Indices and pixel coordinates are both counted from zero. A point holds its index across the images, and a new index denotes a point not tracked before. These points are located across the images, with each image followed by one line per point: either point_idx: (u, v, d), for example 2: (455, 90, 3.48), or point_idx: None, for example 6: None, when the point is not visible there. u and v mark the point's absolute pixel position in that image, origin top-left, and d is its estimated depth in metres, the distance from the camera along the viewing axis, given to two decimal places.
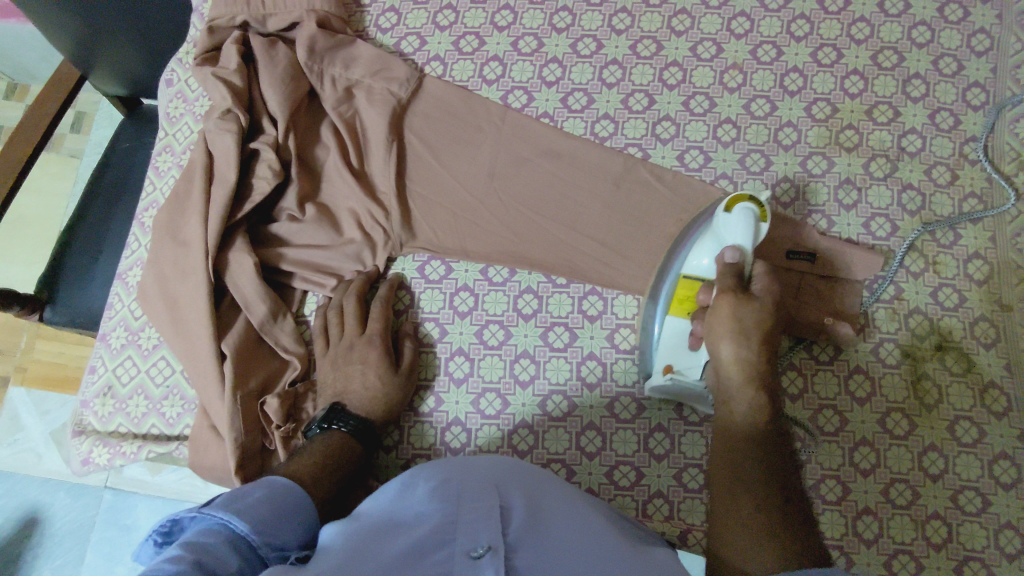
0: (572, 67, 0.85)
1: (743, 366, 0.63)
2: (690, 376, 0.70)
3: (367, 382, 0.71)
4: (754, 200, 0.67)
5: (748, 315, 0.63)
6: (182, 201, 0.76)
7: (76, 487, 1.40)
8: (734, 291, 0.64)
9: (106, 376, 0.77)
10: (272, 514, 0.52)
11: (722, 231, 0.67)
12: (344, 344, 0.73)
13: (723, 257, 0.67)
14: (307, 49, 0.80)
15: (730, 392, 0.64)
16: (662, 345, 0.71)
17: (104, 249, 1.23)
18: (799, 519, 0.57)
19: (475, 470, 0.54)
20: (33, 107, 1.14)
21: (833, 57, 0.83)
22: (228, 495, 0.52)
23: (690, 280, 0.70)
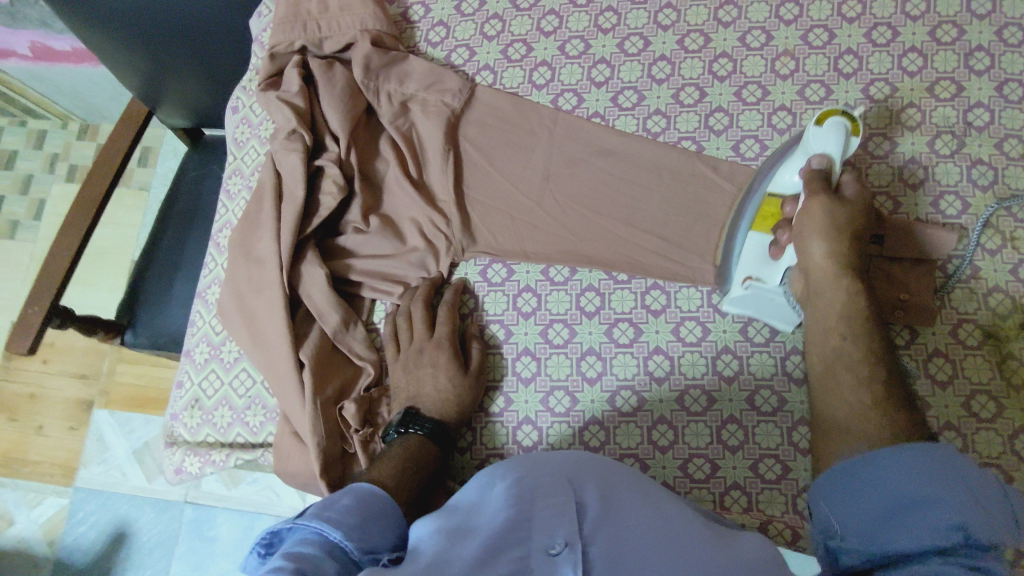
0: (620, 66, 0.85)
1: (835, 258, 0.67)
2: (770, 284, 0.72)
3: (439, 384, 0.73)
4: (844, 114, 0.66)
5: (840, 213, 0.67)
6: (254, 220, 0.80)
7: (161, 502, 1.48)
8: (825, 190, 0.67)
9: (192, 390, 0.81)
10: (362, 520, 0.53)
11: (809, 145, 0.67)
12: (415, 349, 0.75)
13: (809, 165, 0.68)
14: (363, 67, 0.83)
15: (824, 294, 0.68)
16: (742, 260, 0.73)
17: (178, 273, 1.30)
18: (909, 414, 0.61)
19: (544, 465, 0.54)
20: (110, 143, 1.21)
21: (889, 35, 0.82)
22: (317, 504, 0.54)
23: (774, 194, 0.72)
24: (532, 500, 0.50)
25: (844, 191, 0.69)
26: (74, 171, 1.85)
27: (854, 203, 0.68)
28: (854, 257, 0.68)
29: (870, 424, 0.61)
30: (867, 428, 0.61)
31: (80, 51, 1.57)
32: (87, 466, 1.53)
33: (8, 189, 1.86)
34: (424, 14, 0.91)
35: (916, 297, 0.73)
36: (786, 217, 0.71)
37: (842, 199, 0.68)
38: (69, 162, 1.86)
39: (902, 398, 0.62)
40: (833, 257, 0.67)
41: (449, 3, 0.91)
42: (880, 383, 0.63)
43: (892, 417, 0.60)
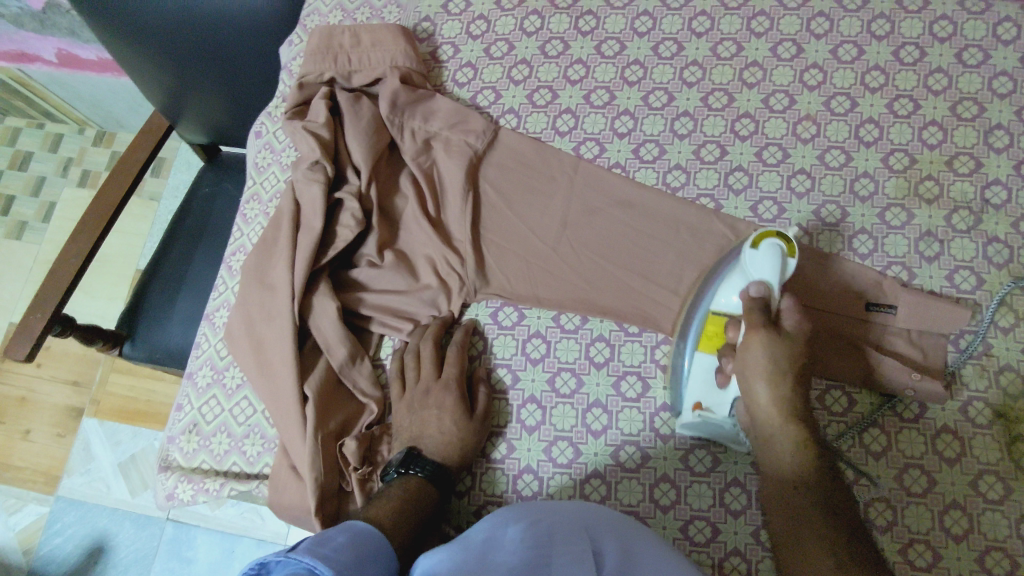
0: (643, 119, 0.86)
1: (779, 402, 0.66)
2: (719, 412, 0.71)
3: (442, 426, 0.72)
4: (780, 236, 0.69)
5: (781, 350, 0.66)
6: (270, 246, 0.80)
7: (141, 518, 1.45)
8: (764, 326, 0.67)
9: (191, 414, 0.80)
10: (356, 561, 0.50)
11: (747, 268, 0.70)
12: (421, 389, 0.75)
13: (748, 292, 0.69)
14: (389, 103, 0.84)
15: (772, 434, 0.66)
16: (690, 382, 0.72)
17: (182, 288, 1.30)
18: (842, 495, 0.64)
19: (562, 515, 0.56)
20: (127, 154, 1.22)
21: (910, 108, 0.83)
22: (310, 540, 0.50)
23: (718, 315, 0.72)
24: (550, 540, 0.50)
25: (784, 322, 0.68)
26: (87, 176, 1.86)
27: (797, 339, 0.67)
28: (802, 395, 0.67)
29: (812, 542, 0.62)
30: (807, 522, 0.63)
31: (105, 61, 1.58)
32: (69, 476, 1.51)
33: (20, 189, 1.86)
34: (453, 54, 0.93)
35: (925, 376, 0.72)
36: (730, 342, 0.71)
37: (784, 336, 0.67)
38: (83, 168, 1.87)
39: (843, 520, 0.62)
40: (780, 403, 0.66)
41: (478, 45, 0.92)
42: (829, 521, 0.62)
43: (855, 555, 0.59)
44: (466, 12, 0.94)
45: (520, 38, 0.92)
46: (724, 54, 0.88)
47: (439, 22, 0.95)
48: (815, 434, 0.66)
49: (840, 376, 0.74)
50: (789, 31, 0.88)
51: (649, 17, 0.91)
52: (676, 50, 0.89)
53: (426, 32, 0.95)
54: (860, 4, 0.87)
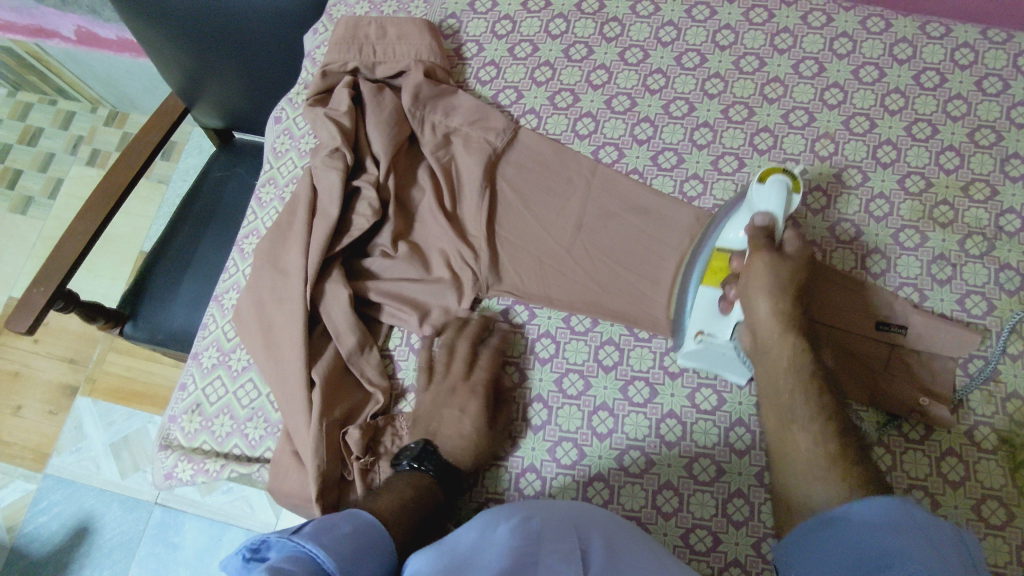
0: (663, 127, 0.87)
1: (781, 317, 0.67)
2: (720, 337, 0.72)
3: (462, 425, 0.71)
4: (786, 172, 0.68)
5: (783, 271, 0.67)
6: (285, 231, 0.80)
7: (130, 500, 1.44)
8: (768, 247, 0.67)
9: (195, 394, 0.80)
10: (357, 551, 0.51)
11: (753, 202, 0.69)
12: (445, 386, 0.74)
13: (753, 223, 0.69)
14: (412, 96, 0.84)
15: (771, 349, 0.68)
16: (693, 313, 0.74)
17: (188, 271, 1.29)
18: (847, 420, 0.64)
19: (550, 510, 0.55)
20: (141, 133, 1.22)
21: (928, 132, 0.83)
22: (316, 524, 0.52)
23: (724, 248, 0.73)
24: (538, 537, 0.50)
25: (786, 248, 0.69)
26: (96, 155, 1.86)
27: (796, 262, 0.68)
28: (801, 313, 0.68)
29: (807, 449, 0.63)
30: (804, 427, 0.64)
31: (124, 41, 1.59)
32: (60, 454, 1.49)
33: (29, 165, 1.86)
34: (476, 52, 0.93)
35: (932, 401, 0.72)
36: (732, 272, 0.71)
37: (785, 257, 0.68)
38: (92, 147, 1.86)
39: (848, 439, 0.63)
40: (782, 316, 0.67)
41: (503, 44, 0.93)
42: (834, 437, 0.62)
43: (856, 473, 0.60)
44: (492, 11, 0.95)
45: (544, 40, 0.93)
46: (746, 68, 0.88)
47: (464, 20, 0.95)
48: (817, 357, 0.67)
49: (847, 394, 0.74)
50: (812, 49, 0.88)
51: (674, 28, 0.91)
52: (698, 61, 0.89)
53: (451, 29, 0.95)
54: (884, 27, 0.88)
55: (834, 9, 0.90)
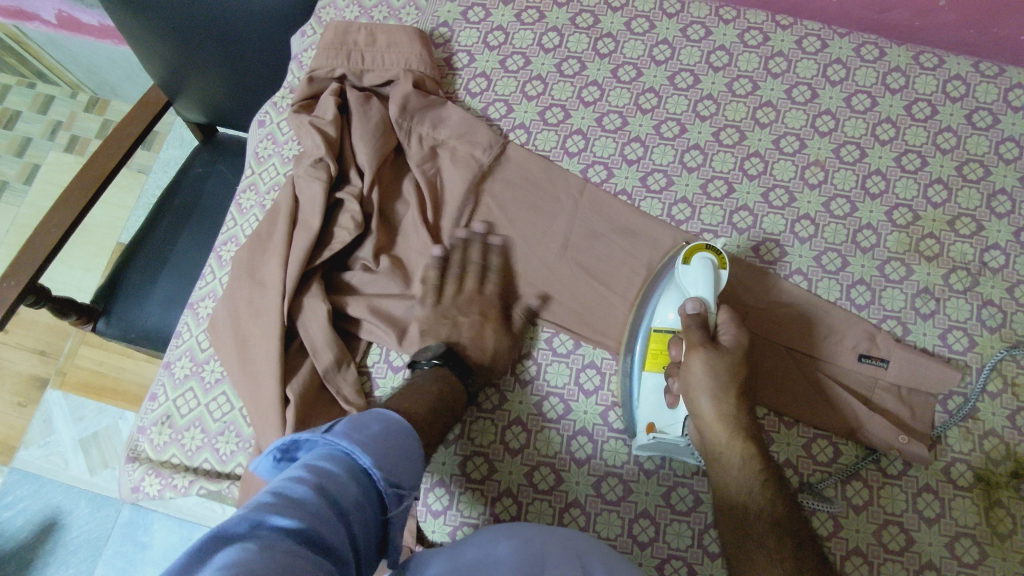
0: (653, 148, 0.86)
1: (727, 419, 0.65)
2: (672, 432, 0.71)
3: (479, 329, 0.76)
4: (710, 249, 0.72)
5: (722, 368, 0.65)
6: (264, 241, 0.78)
7: (98, 498, 1.41)
8: (703, 344, 0.66)
9: (165, 405, 0.78)
10: (397, 453, 0.51)
11: (685, 285, 0.72)
12: (465, 299, 0.78)
13: (686, 308, 0.70)
14: (400, 106, 0.83)
15: (721, 454, 0.65)
16: (641, 403, 0.72)
17: (164, 268, 1.26)
18: (804, 525, 0.60)
19: (551, 535, 0.55)
20: (120, 126, 1.19)
21: (917, 163, 0.83)
22: (351, 423, 0.51)
23: (661, 331, 0.73)
24: (541, 559, 0.51)
25: (723, 338, 0.68)
26: (74, 143, 1.80)
27: (735, 353, 0.67)
28: (746, 410, 0.66)
29: (762, 559, 0.58)
30: (758, 540, 0.59)
31: (106, 27, 1.55)
32: (27, 449, 1.46)
33: (3, 148, 1.78)
34: (468, 62, 0.91)
35: (912, 439, 0.72)
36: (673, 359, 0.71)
37: (723, 351, 0.66)
38: (70, 134, 1.80)
39: (805, 546, 0.58)
40: (727, 420, 0.65)
41: (495, 56, 0.91)
42: (790, 550, 0.58)
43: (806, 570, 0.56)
44: (485, 21, 0.93)
45: (537, 53, 0.91)
46: (739, 91, 0.88)
47: (457, 28, 0.93)
48: (766, 453, 0.65)
49: (826, 425, 0.74)
50: (805, 75, 0.88)
51: (668, 46, 0.90)
52: (692, 82, 0.88)
53: (443, 38, 0.93)
54: (877, 56, 0.88)
55: (829, 35, 0.90)
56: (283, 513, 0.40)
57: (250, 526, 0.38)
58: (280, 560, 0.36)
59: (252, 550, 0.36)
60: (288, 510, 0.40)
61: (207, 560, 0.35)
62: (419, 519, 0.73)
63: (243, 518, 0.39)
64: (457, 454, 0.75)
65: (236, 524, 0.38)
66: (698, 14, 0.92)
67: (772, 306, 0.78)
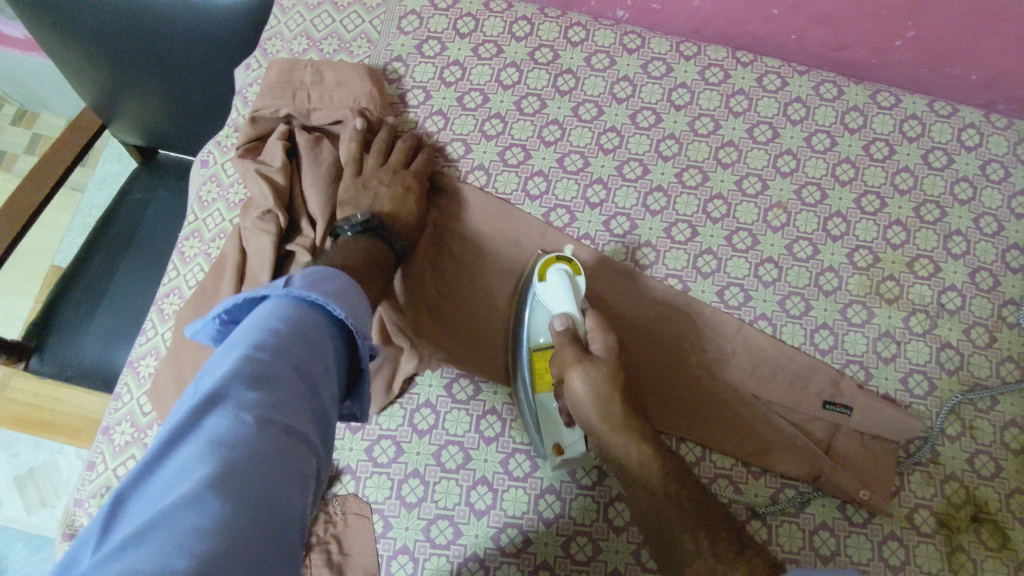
0: (616, 190, 0.84)
1: (615, 422, 0.67)
2: (575, 446, 0.72)
3: (397, 195, 0.76)
4: (562, 261, 0.75)
5: (598, 378, 0.67)
6: (210, 298, 0.74)
7: (36, 539, 1.35)
8: (577, 358, 0.68)
9: (104, 475, 0.73)
10: (354, 308, 0.54)
11: (546, 302, 0.73)
12: (385, 171, 0.78)
13: (554, 326, 0.71)
14: (350, 149, 0.79)
15: (620, 456, 0.67)
16: (540, 428, 0.72)
17: (103, 302, 1.19)
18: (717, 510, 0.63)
19: None
20: (50, 153, 1.10)
21: (876, 205, 0.84)
22: (305, 281, 0.53)
23: (540, 350, 0.74)
24: None
25: (592, 346, 0.70)
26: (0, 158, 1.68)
27: (606, 358, 0.69)
28: (630, 408, 0.68)
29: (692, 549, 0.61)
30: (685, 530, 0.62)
31: (31, 41, 1.48)
32: None
33: None
34: (423, 99, 0.88)
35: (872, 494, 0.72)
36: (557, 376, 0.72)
37: (596, 359, 0.68)
38: None
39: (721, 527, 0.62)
40: (616, 426, 0.67)
41: (451, 92, 0.88)
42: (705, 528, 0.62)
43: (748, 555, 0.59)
44: (440, 56, 0.90)
45: (495, 90, 0.88)
46: (701, 130, 0.87)
47: (411, 63, 0.90)
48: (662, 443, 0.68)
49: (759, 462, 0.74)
50: (767, 113, 0.87)
51: (629, 83, 0.89)
52: (653, 120, 0.87)
53: (397, 73, 0.89)
54: (836, 95, 0.88)
55: (789, 73, 0.89)
56: (267, 372, 0.43)
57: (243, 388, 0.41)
58: (269, 427, 0.41)
59: (244, 421, 0.40)
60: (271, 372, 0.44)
61: (201, 429, 0.39)
62: None
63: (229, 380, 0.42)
64: (421, 519, 0.72)
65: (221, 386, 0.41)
66: (660, 49, 0.90)
67: (714, 343, 0.78)
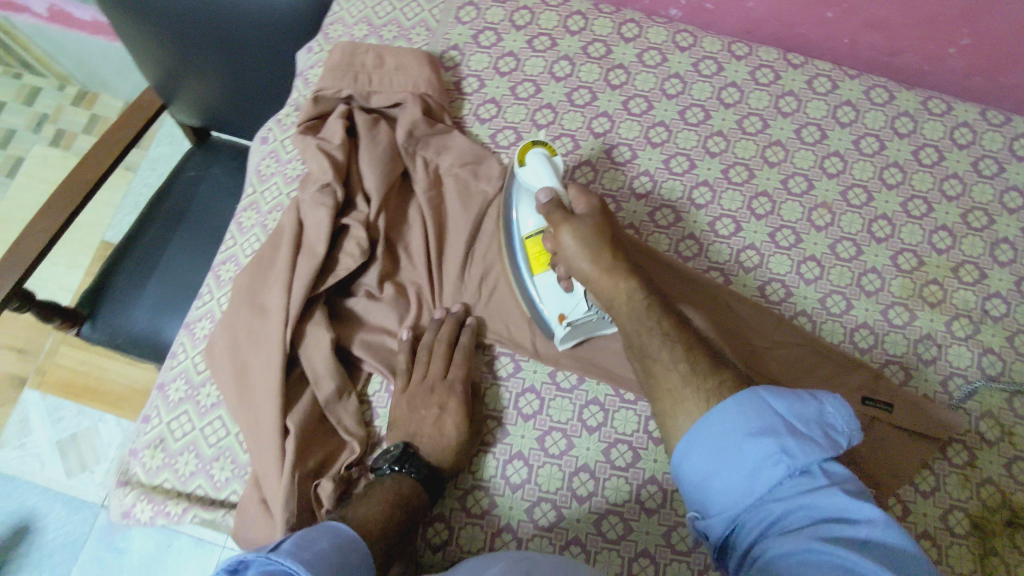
0: (662, 182, 0.86)
1: (608, 271, 0.67)
2: (580, 310, 0.75)
3: (441, 425, 0.71)
4: (540, 145, 0.77)
5: (583, 231, 0.69)
6: (267, 266, 0.77)
7: (75, 501, 1.38)
8: (564, 219, 0.70)
9: (158, 428, 0.76)
10: (338, 568, 0.52)
11: (529, 185, 0.76)
12: (427, 389, 0.74)
13: (539, 201, 0.73)
14: (407, 132, 0.82)
15: (614, 304, 0.67)
16: (544, 302, 0.76)
17: (155, 273, 1.23)
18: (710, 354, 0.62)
19: (540, 559, 0.58)
20: (112, 131, 1.15)
21: (923, 209, 0.84)
22: (293, 542, 0.51)
23: (534, 235, 0.76)
24: None
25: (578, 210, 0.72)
26: (60, 136, 1.75)
27: (591, 217, 0.70)
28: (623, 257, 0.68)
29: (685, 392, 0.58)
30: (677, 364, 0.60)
31: (99, 23, 1.54)
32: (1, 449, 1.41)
33: None
34: (477, 87, 0.91)
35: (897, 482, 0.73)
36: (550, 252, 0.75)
37: (583, 218, 0.70)
38: (56, 127, 1.75)
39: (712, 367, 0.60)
40: (605, 268, 0.67)
41: (505, 82, 0.91)
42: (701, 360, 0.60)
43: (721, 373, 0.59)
44: (496, 46, 0.93)
45: (548, 81, 0.90)
46: (749, 128, 0.88)
47: (467, 52, 0.93)
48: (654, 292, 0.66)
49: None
50: (816, 115, 0.88)
51: (679, 80, 0.90)
52: (702, 117, 0.88)
53: (453, 61, 0.92)
54: (886, 99, 0.88)
55: (840, 76, 0.90)
56: None
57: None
58: None
59: None
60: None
61: None
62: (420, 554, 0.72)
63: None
64: (458, 489, 0.74)
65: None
66: (711, 48, 0.92)
67: (756, 332, 0.78)
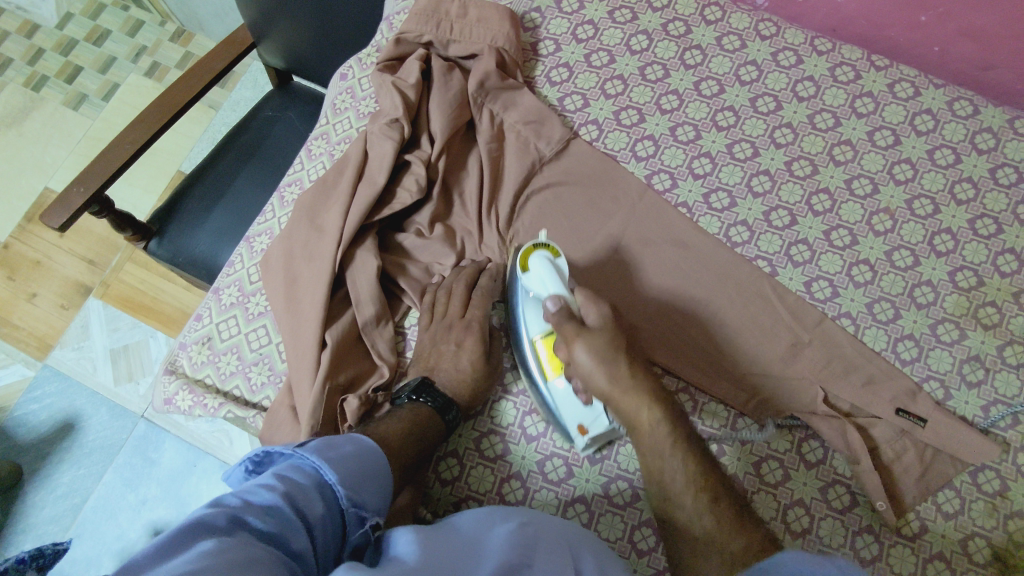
0: (722, 166, 0.85)
1: (638, 392, 0.64)
2: (601, 422, 0.70)
3: (458, 364, 0.73)
4: (541, 246, 0.74)
5: (600, 341, 0.65)
6: (329, 189, 0.81)
7: (118, 409, 1.45)
8: (578, 334, 0.66)
9: (208, 327, 0.81)
10: (360, 475, 0.56)
11: (536, 291, 0.72)
12: (447, 326, 0.76)
13: (548, 308, 0.70)
14: (478, 82, 0.84)
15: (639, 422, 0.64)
16: (561, 411, 0.71)
17: (221, 201, 1.29)
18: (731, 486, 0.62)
19: (546, 519, 0.58)
20: (205, 60, 1.20)
21: (992, 229, 0.81)
22: (321, 442, 0.57)
23: (546, 337, 0.72)
24: (535, 539, 0.53)
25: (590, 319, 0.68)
26: (155, 68, 1.84)
27: (606, 328, 0.67)
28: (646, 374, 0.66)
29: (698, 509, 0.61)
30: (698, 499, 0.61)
31: None
32: (62, 348, 1.51)
33: (89, 63, 1.84)
34: (553, 51, 0.92)
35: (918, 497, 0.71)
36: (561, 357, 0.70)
37: (595, 330, 0.67)
38: (153, 59, 1.85)
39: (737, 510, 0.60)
40: (626, 389, 0.64)
41: (581, 49, 0.92)
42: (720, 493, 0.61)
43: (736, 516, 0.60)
44: (577, 13, 0.94)
45: (623, 53, 0.91)
46: (820, 125, 0.86)
47: (548, 16, 0.95)
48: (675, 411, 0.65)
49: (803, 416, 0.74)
50: (892, 120, 0.86)
51: (756, 68, 0.89)
52: (773, 107, 0.87)
53: (533, 22, 0.94)
54: (971, 112, 0.85)
55: (924, 84, 0.87)
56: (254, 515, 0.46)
57: (229, 521, 0.44)
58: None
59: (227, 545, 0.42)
60: (262, 513, 0.46)
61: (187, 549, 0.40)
62: (429, 486, 0.74)
63: (217, 512, 0.44)
64: (475, 430, 0.76)
65: (212, 512, 0.44)
66: (793, 40, 0.91)
67: (790, 323, 0.77)
